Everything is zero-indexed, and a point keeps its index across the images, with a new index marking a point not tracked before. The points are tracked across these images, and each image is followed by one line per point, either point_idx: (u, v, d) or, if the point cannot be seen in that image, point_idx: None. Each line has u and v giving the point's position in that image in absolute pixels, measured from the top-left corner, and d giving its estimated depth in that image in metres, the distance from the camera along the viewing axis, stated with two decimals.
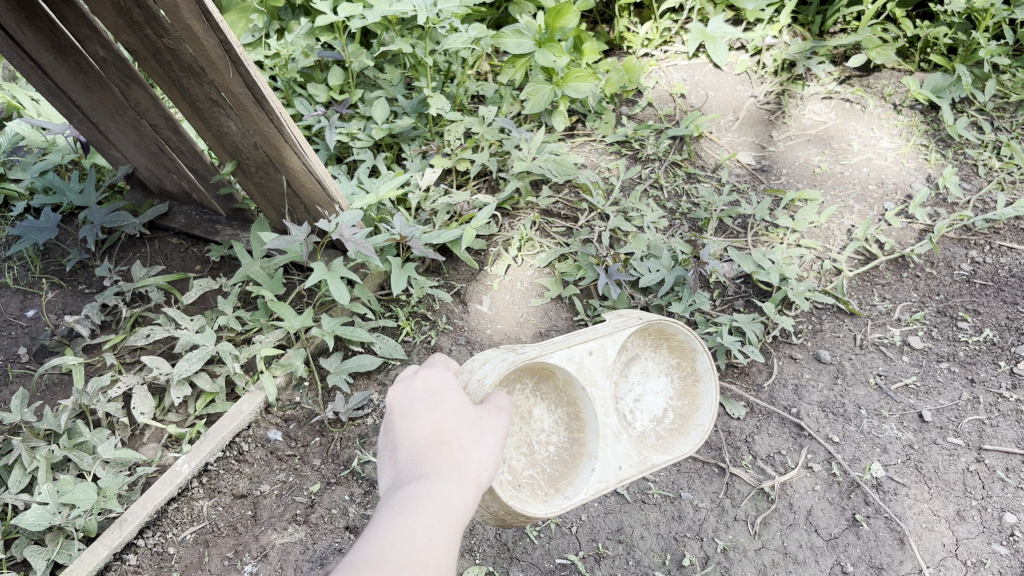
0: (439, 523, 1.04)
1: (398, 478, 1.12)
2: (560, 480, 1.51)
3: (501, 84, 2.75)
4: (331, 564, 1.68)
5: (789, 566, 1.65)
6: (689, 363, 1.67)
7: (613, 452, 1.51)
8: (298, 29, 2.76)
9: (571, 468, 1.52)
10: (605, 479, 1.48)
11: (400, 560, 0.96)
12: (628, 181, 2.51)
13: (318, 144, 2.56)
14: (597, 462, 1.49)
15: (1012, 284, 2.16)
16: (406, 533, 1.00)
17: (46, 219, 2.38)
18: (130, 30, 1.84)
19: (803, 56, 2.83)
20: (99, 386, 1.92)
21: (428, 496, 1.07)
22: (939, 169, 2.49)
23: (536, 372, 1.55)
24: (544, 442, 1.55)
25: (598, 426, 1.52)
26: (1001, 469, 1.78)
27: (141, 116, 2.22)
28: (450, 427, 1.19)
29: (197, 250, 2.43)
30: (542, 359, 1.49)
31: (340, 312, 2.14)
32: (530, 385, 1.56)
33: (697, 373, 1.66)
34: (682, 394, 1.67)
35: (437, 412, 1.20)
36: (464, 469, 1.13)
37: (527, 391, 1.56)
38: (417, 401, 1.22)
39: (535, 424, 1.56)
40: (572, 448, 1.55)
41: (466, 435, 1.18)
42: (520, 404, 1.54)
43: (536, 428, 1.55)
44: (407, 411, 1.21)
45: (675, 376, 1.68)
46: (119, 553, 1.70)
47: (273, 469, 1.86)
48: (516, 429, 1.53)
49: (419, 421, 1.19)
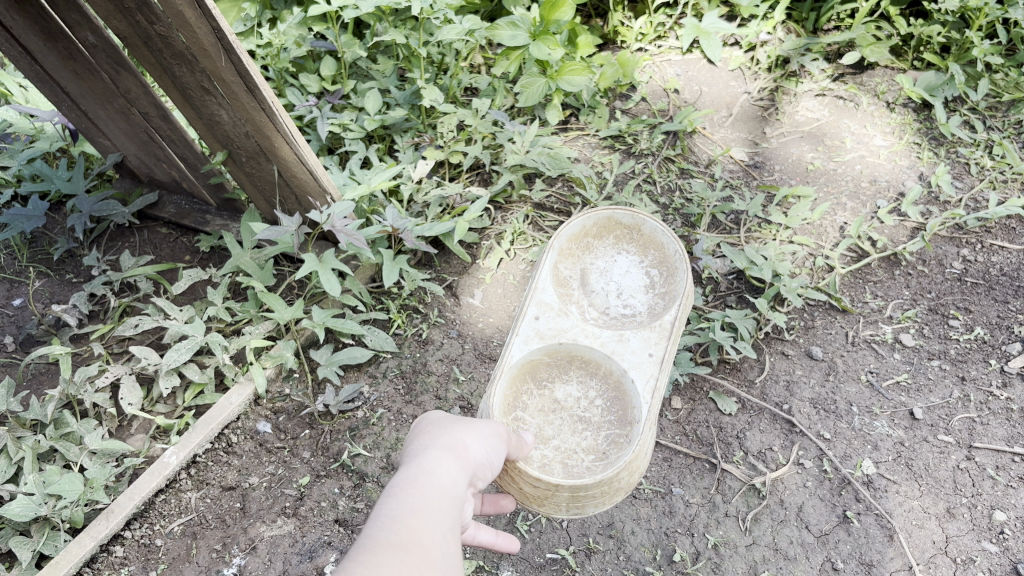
0: (422, 497, 1.03)
1: None
2: (626, 409, 1.57)
3: (495, 77, 2.73)
4: (319, 557, 1.66)
5: (779, 562, 1.65)
6: (618, 226, 1.81)
7: (631, 352, 1.62)
8: (290, 18, 2.73)
9: (623, 393, 1.60)
10: (648, 376, 1.58)
11: (388, 535, 0.94)
12: (621, 175, 2.51)
13: (311, 135, 2.53)
14: (631, 372, 1.59)
15: (1003, 283, 2.17)
16: (396, 512, 0.99)
17: (34, 207, 2.34)
18: (120, 15, 1.81)
19: (797, 53, 2.84)
20: (87, 376, 1.91)
21: (410, 475, 1.07)
22: (932, 167, 2.50)
23: (525, 373, 1.62)
24: (592, 402, 1.61)
25: (602, 351, 1.63)
26: (992, 466, 1.79)
27: (131, 104, 2.18)
28: (428, 425, 1.23)
29: (186, 240, 2.41)
30: (512, 363, 1.58)
31: (331, 304, 2.13)
32: (535, 385, 1.62)
33: (635, 225, 1.79)
34: (642, 247, 1.79)
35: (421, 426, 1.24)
36: (447, 451, 1.15)
37: (538, 389, 1.62)
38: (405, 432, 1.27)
39: (571, 400, 1.62)
40: (613, 381, 1.62)
41: (444, 425, 1.21)
42: (543, 404, 1.60)
43: (574, 402, 1.61)
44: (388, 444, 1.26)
45: (625, 242, 1.80)
46: (106, 545, 1.68)
47: (262, 462, 1.84)
48: (560, 421, 1.58)
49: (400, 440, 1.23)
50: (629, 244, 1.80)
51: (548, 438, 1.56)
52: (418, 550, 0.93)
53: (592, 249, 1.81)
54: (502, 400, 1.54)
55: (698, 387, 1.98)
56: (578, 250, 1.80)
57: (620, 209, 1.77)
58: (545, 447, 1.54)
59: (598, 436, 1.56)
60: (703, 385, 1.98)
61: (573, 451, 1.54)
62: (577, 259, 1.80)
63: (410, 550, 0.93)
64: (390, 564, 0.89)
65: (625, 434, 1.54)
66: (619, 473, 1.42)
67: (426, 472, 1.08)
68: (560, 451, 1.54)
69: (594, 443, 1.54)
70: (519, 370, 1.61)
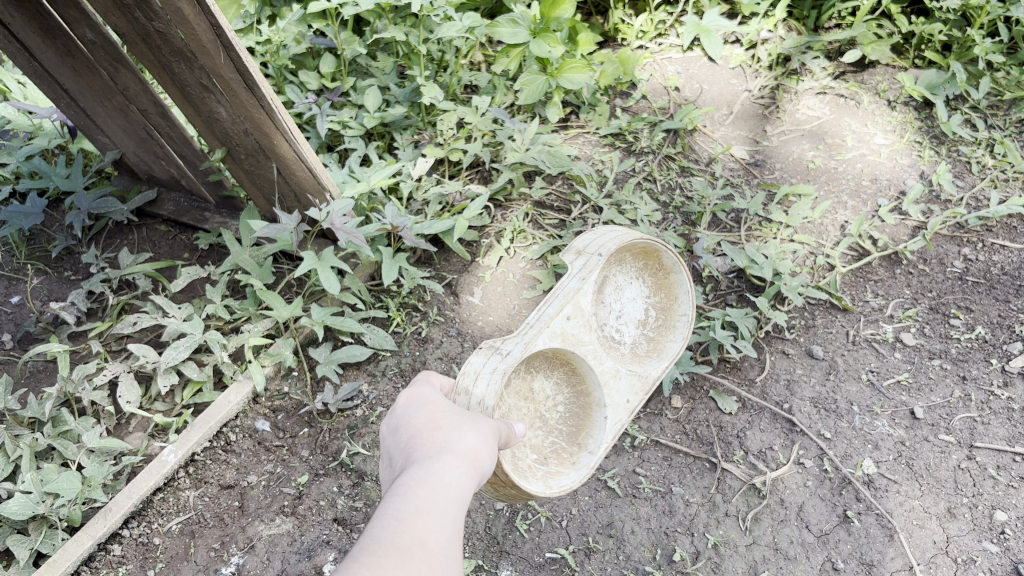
0: (431, 503, 1.02)
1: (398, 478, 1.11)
2: (579, 433, 1.62)
3: (495, 74, 2.72)
4: (318, 556, 1.66)
5: (779, 562, 1.64)
6: (659, 259, 1.77)
7: (617, 392, 1.64)
8: (289, 15, 2.72)
9: (587, 418, 1.63)
10: (619, 418, 1.63)
11: (393, 538, 0.94)
12: (621, 174, 2.49)
13: (310, 133, 2.52)
14: (610, 409, 1.62)
15: (1005, 282, 2.16)
16: (401, 514, 0.99)
17: (32, 204, 2.33)
18: (119, 12, 1.80)
19: (798, 51, 2.83)
20: (85, 374, 1.91)
21: (421, 476, 1.06)
22: (932, 166, 2.49)
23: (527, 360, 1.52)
24: (552, 407, 1.61)
25: (597, 379, 1.60)
26: (992, 466, 1.78)
27: (130, 101, 2.17)
28: (439, 417, 1.20)
29: (185, 238, 2.40)
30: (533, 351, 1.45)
31: (330, 302, 2.12)
32: (524, 369, 1.55)
33: (667, 267, 1.78)
34: (656, 289, 1.81)
35: (428, 413, 1.22)
36: (460, 455, 1.12)
37: (524, 373, 1.55)
38: (409, 413, 1.23)
39: (541, 396, 1.59)
40: (580, 400, 1.64)
41: (455, 422, 1.19)
42: (520, 390, 1.55)
43: (543, 398, 1.59)
44: (392, 424, 1.23)
45: (648, 275, 1.79)
46: (103, 543, 1.67)
47: (260, 460, 1.84)
48: (524, 412, 1.55)
49: (408, 423, 1.21)
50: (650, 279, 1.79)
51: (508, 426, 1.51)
52: (421, 555, 0.93)
53: (622, 265, 1.74)
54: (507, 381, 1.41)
55: (698, 386, 1.97)
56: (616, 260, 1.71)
57: (672, 253, 1.74)
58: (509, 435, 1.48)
59: (546, 440, 1.57)
60: (703, 384, 1.98)
61: (525, 446, 1.52)
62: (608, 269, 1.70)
63: (412, 555, 0.92)
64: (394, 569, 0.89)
65: (571, 455, 1.58)
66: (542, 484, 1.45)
67: (438, 477, 1.06)
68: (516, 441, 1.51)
69: (541, 445, 1.56)
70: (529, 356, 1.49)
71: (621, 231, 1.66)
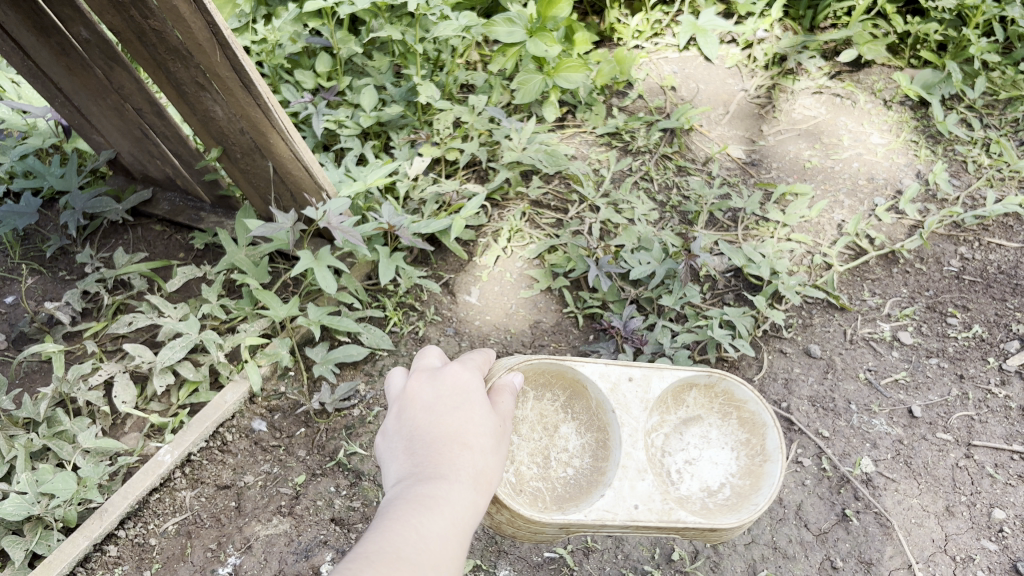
0: (447, 531, 1.03)
1: (413, 468, 1.12)
2: (568, 498, 1.50)
3: (491, 74, 2.71)
4: (316, 556, 1.65)
5: (779, 561, 1.64)
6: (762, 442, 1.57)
7: (631, 485, 1.47)
8: (285, 15, 2.71)
9: (588, 490, 1.51)
10: (614, 508, 1.43)
11: (406, 555, 0.96)
12: (618, 173, 2.49)
13: (306, 132, 2.51)
14: (610, 490, 1.46)
15: (1000, 281, 2.17)
16: (419, 529, 1.00)
17: (26, 204, 2.33)
18: (114, 10, 1.79)
19: (794, 50, 2.82)
20: (80, 373, 1.90)
21: (443, 496, 1.06)
22: (929, 165, 2.49)
23: (568, 385, 1.63)
24: (567, 461, 1.58)
25: (622, 453, 1.51)
26: (990, 464, 1.79)
27: (124, 100, 2.16)
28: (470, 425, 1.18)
29: (180, 237, 2.39)
30: (574, 370, 1.58)
31: (327, 301, 2.11)
32: (562, 403, 1.63)
33: (766, 452, 1.54)
34: (750, 472, 1.54)
35: (462, 410, 1.20)
36: (480, 481, 1.13)
37: (558, 407, 1.63)
38: (442, 395, 1.22)
39: (565, 444, 1.60)
40: (593, 474, 1.55)
41: (484, 434, 1.18)
42: (546, 417, 1.62)
43: (561, 444, 1.60)
44: (428, 399, 1.21)
45: (743, 454, 1.58)
46: (99, 544, 1.66)
47: (257, 460, 1.83)
48: (536, 439, 1.59)
49: (443, 416, 1.18)
50: (749, 458, 1.56)
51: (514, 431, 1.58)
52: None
53: (725, 421, 1.63)
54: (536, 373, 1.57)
55: None
56: (718, 409, 1.63)
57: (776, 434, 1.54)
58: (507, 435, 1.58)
59: (535, 480, 1.53)
60: None
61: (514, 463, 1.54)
62: (715, 411, 1.63)
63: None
64: None
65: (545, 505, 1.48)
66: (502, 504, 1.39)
67: (458, 503, 1.07)
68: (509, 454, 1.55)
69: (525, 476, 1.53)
70: (571, 380, 1.61)
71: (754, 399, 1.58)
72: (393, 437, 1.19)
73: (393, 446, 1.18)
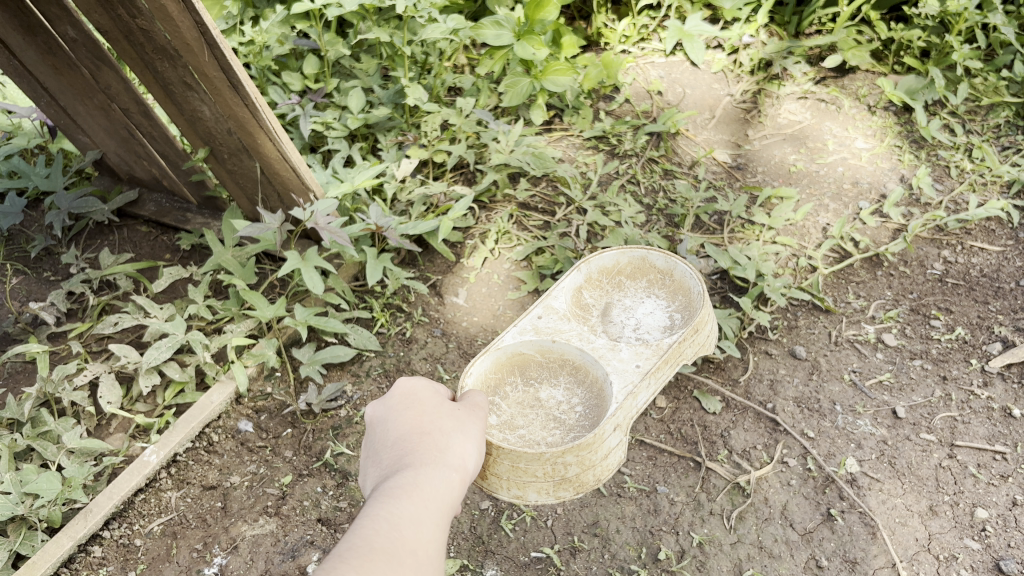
0: (421, 514, 1.05)
1: (386, 473, 1.16)
2: (596, 415, 1.59)
3: (479, 77, 2.73)
4: (302, 557, 1.64)
5: (764, 560, 1.65)
6: (653, 269, 1.88)
7: (619, 360, 1.66)
8: (272, 16, 2.70)
9: (601, 400, 1.62)
10: (627, 380, 1.61)
11: (384, 540, 0.97)
12: (605, 175, 2.50)
13: (293, 134, 2.50)
14: (613, 376, 1.63)
15: (983, 284, 2.20)
16: (394, 517, 1.02)
17: (11, 204, 2.31)
18: (102, 10, 1.79)
19: (779, 56, 2.86)
20: (65, 374, 1.88)
21: (412, 485, 1.09)
22: (913, 169, 2.52)
23: (512, 367, 1.68)
24: (570, 403, 1.64)
25: (591, 354, 1.68)
26: (973, 464, 1.81)
27: (111, 100, 2.15)
28: (428, 423, 1.24)
29: (167, 239, 2.37)
30: (502, 348, 1.65)
31: (314, 302, 2.11)
32: (522, 379, 1.67)
33: (664, 270, 1.86)
34: (672, 292, 1.83)
35: (418, 412, 1.27)
36: (450, 464, 1.17)
37: (524, 384, 1.67)
38: (394, 405, 1.29)
39: (554, 400, 1.65)
40: (595, 388, 1.65)
41: (443, 427, 1.24)
42: (524, 398, 1.64)
43: (554, 404, 1.64)
44: (383, 414, 1.28)
45: (658, 290, 1.86)
46: (84, 545, 1.65)
47: (243, 461, 1.82)
48: (534, 416, 1.61)
49: (400, 420, 1.25)
50: (662, 288, 1.86)
51: (515, 426, 1.58)
52: (411, 558, 0.97)
53: (623, 288, 1.89)
54: (483, 380, 1.60)
55: (683, 385, 1.98)
56: (609, 285, 1.90)
57: (654, 249, 1.86)
58: (511, 433, 1.56)
59: (565, 436, 1.57)
60: (688, 383, 1.98)
61: (536, 442, 1.56)
62: (606, 291, 1.89)
63: (400, 559, 0.95)
64: (380, 568, 0.92)
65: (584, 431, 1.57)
66: (565, 455, 1.45)
67: (428, 486, 1.10)
68: (524, 439, 1.56)
69: (559, 441, 1.56)
70: (508, 359, 1.67)
71: (618, 253, 1.89)
72: (365, 462, 1.24)
73: (366, 470, 1.23)
